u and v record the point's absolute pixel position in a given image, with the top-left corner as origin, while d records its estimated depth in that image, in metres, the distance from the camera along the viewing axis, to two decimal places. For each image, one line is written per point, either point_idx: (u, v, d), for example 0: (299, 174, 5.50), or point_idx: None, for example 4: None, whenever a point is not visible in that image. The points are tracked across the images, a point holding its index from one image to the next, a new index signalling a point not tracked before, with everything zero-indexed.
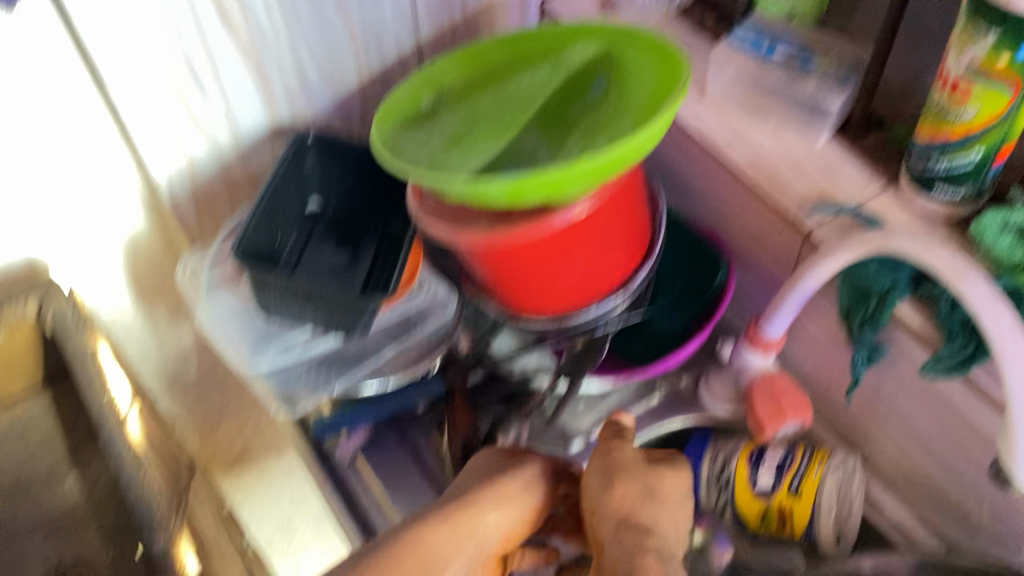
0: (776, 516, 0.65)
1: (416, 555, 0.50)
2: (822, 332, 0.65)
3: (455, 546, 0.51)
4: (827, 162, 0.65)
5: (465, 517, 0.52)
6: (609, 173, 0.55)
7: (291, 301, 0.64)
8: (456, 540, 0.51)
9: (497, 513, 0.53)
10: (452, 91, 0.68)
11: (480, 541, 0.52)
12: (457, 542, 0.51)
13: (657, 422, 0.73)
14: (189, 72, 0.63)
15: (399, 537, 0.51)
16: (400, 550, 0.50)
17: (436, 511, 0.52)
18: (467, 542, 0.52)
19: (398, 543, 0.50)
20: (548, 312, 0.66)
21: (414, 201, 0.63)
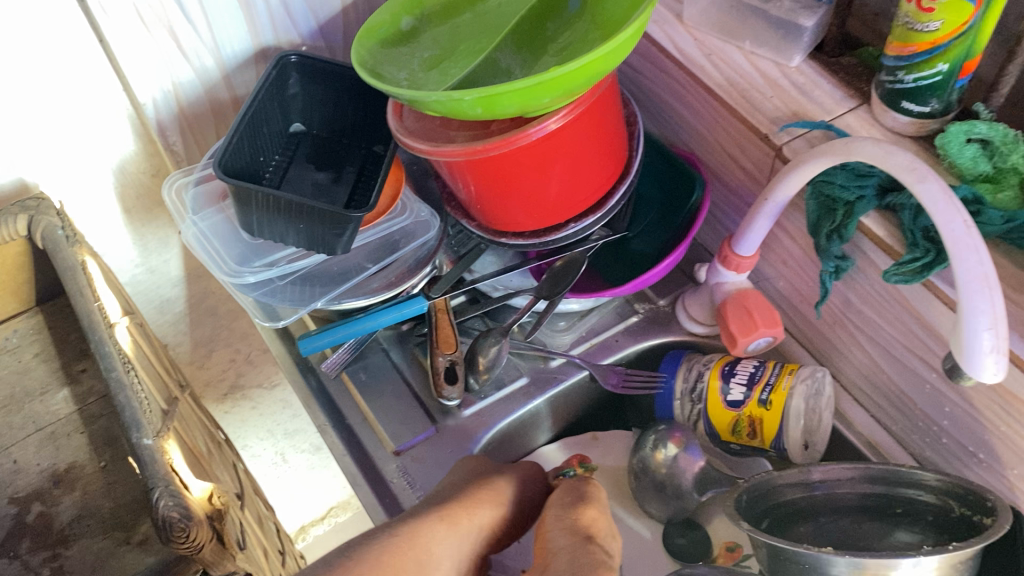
0: (746, 425, 0.67)
1: (414, 548, 0.51)
2: (795, 247, 0.66)
3: (450, 546, 0.53)
4: (802, 81, 0.65)
5: (463, 515, 0.55)
6: (581, 82, 0.55)
7: (277, 211, 0.63)
8: (453, 536, 0.54)
9: (486, 510, 0.57)
10: (433, 13, 0.68)
11: (472, 538, 0.55)
12: (452, 542, 0.54)
13: (635, 341, 0.75)
14: (177, 4, 0.65)
15: (396, 531, 0.52)
16: (395, 540, 0.51)
17: (430, 509, 0.54)
18: (458, 538, 0.54)
19: (393, 536, 0.51)
20: (530, 226, 0.68)
21: (395, 119, 0.64)
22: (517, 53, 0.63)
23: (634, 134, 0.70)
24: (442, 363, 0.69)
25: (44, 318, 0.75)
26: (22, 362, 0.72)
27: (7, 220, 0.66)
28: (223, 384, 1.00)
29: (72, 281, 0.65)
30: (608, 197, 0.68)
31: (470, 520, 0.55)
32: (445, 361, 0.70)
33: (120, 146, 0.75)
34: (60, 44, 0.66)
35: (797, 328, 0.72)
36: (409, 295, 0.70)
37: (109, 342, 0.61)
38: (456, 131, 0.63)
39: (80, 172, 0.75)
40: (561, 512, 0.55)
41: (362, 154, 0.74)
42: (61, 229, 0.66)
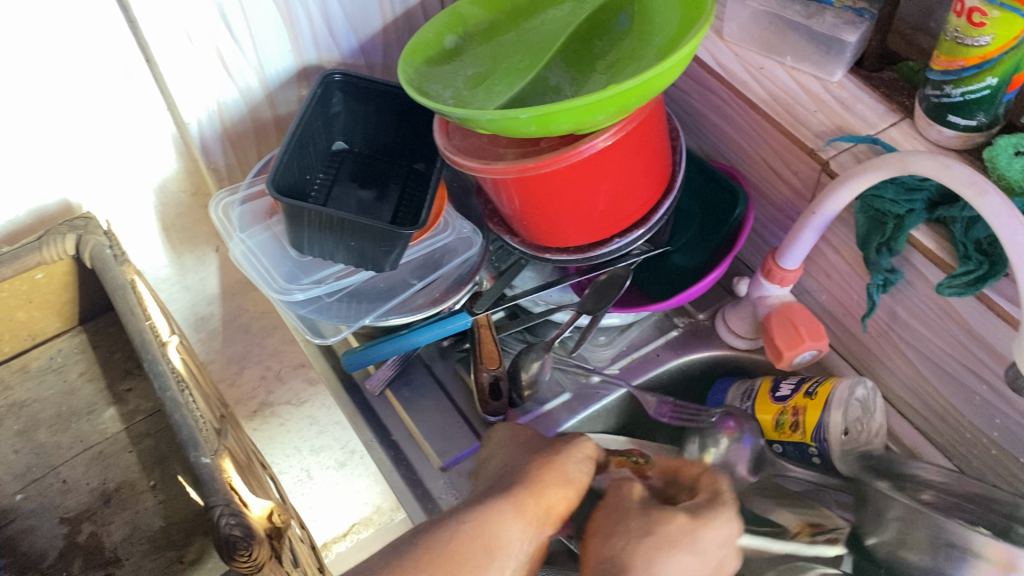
0: (789, 419, 0.67)
1: (483, 534, 0.49)
2: (839, 260, 0.66)
3: (519, 531, 0.50)
4: (844, 96, 0.66)
5: (532, 500, 0.51)
6: (635, 101, 0.56)
7: (329, 230, 0.63)
8: (521, 521, 0.50)
9: (557, 492, 0.53)
10: (476, 32, 0.68)
11: (542, 522, 0.52)
12: (522, 527, 0.50)
13: (676, 356, 0.75)
14: (223, 24, 0.65)
15: (463, 519, 0.49)
16: (462, 529, 0.49)
17: (497, 493, 0.52)
18: (527, 522, 0.51)
19: (459, 526, 0.49)
20: (574, 243, 0.68)
21: (441, 137, 0.65)
22: (566, 71, 0.63)
23: (678, 149, 0.70)
24: (486, 378, 0.70)
25: (88, 337, 0.75)
26: (68, 381, 0.73)
27: (56, 239, 0.66)
28: (253, 401, 0.85)
29: (123, 300, 0.65)
30: (653, 212, 0.69)
31: (540, 501, 0.52)
32: (488, 376, 0.70)
33: (161, 165, 0.75)
34: (109, 69, 0.66)
35: (840, 339, 0.72)
36: (452, 310, 0.70)
37: (162, 361, 0.62)
38: (505, 149, 0.63)
39: (122, 192, 0.76)
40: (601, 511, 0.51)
41: (404, 171, 0.74)
42: (109, 248, 0.67)
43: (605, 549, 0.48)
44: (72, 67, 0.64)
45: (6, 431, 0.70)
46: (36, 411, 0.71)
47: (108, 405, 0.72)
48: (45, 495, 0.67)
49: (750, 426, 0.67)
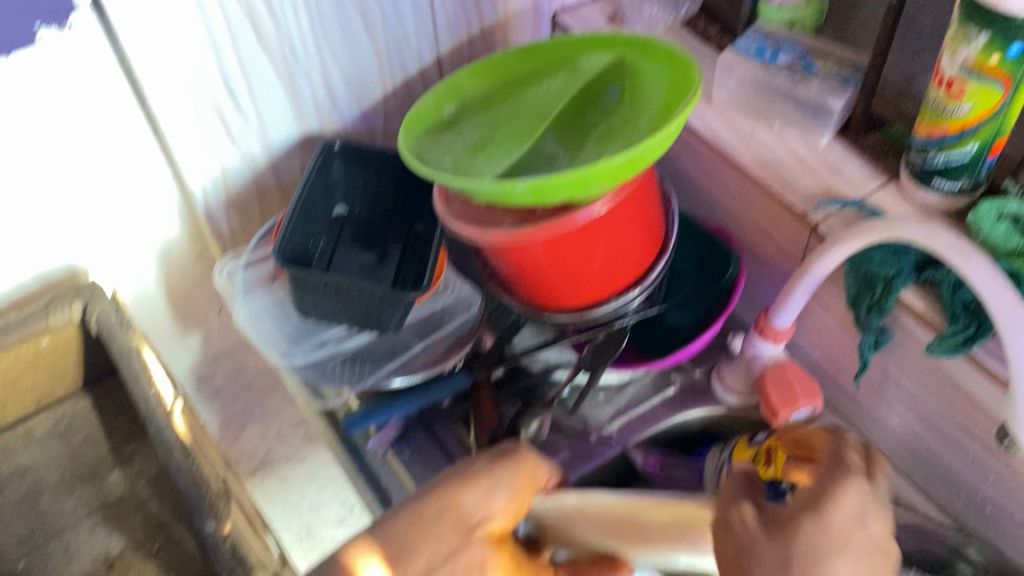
0: (764, 458, 0.67)
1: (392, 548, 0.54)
2: (832, 319, 0.68)
3: (430, 537, 0.54)
4: (831, 160, 0.68)
5: (434, 505, 0.55)
6: (628, 173, 0.58)
7: (332, 293, 0.64)
8: (427, 526, 0.54)
9: (475, 496, 0.56)
10: (472, 102, 0.71)
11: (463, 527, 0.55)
12: (434, 533, 0.54)
13: (673, 414, 0.76)
14: (227, 92, 0.67)
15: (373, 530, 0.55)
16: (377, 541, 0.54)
17: (413, 500, 0.56)
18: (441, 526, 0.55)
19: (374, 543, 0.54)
20: (571, 305, 0.69)
21: (440, 203, 0.66)
22: (559, 140, 0.66)
23: (669, 212, 0.72)
24: (484, 437, 0.71)
25: (92, 402, 0.75)
26: (73, 446, 0.73)
27: (62, 307, 0.68)
28: (254, 459, 0.94)
29: (128, 368, 0.67)
30: (648, 272, 0.69)
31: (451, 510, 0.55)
32: (487, 436, 0.71)
33: (166, 231, 0.76)
34: (118, 139, 0.68)
35: (834, 396, 0.74)
36: (450, 370, 0.71)
37: (166, 431, 0.64)
38: (503, 214, 0.65)
39: (127, 257, 0.76)
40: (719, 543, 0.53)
41: (404, 235, 0.73)
42: (115, 315, 0.68)
43: None
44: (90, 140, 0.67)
45: (11, 496, 0.71)
46: (40, 475, 0.72)
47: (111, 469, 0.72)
48: None
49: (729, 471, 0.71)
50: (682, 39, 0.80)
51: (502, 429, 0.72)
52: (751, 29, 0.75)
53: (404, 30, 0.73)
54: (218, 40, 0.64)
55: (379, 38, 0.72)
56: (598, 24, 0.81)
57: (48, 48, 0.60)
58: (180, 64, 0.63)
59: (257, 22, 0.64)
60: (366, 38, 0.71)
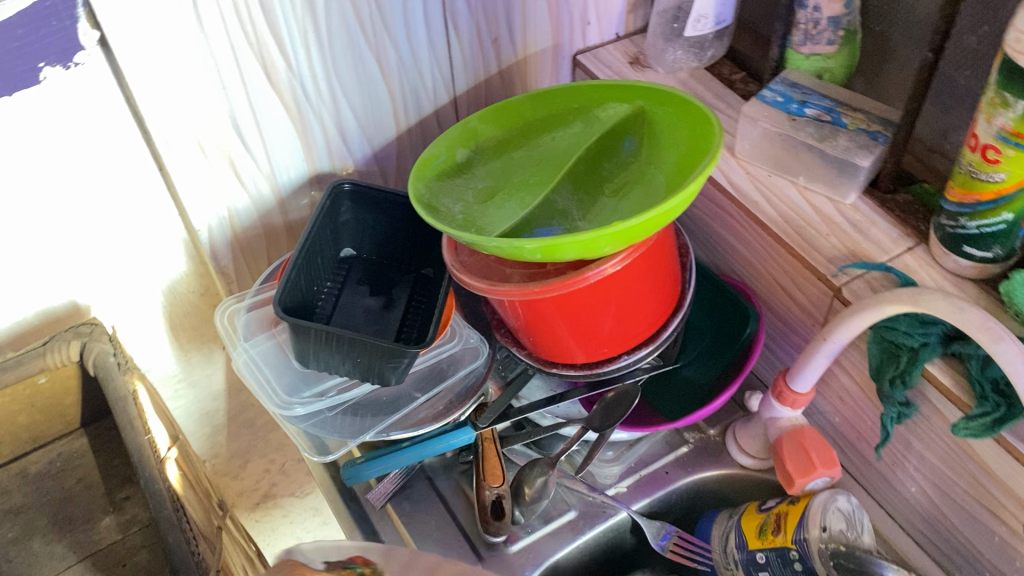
0: (774, 525, 0.67)
1: None
2: (854, 384, 0.65)
3: None
4: (857, 219, 0.65)
5: None
6: (641, 235, 0.55)
7: (334, 345, 0.63)
8: None
9: None
10: (488, 146, 0.68)
11: None
12: None
13: (686, 474, 0.74)
14: (235, 130, 0.66)
15: None
16: None
17: None
18: None
19: None
20: (581, 361, 0.67)
21: (449, 253, 0.65)
22: (574, 194, 0.63)
23: (688, 266, 0.69)
24: (488, 498, 0.68)
25: (89, 441, 0.74)
26: (66, 487, 0.71)
27: (60, 346, 0.67)
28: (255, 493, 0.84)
29: (123, 412, 0.66)
30: (659, 330, 0.67)
31: None
32: (491, 495, 0.68)
33: (170, 270, 0.75)
34: (122, 177, 0.66)
35: (854, 462, 0.70)
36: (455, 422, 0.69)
37: (158, 480, 0.62)
38: (512, 269, 0.63)
39: (131, 294, 0.75)
40: None
41: (411, 277, 0.74)
42: (114, 355, 0.67)
43: None
44: (92, 177, 0.65)
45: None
46: (31, 518, 0.70)
47: (103, 510, 0.70)
48: None
49: (734, 536, 0.70)
50: (707, 84, 0.78)
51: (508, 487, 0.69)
52: (778, 78, 0.73)
53: (420, 69, 0.71)
54: (227, 79, 0.62)
55: (394, 76, 0.70)
56: (620, 67, 0.79)
57: (54, 87, 0.58)
58: (189, 104, 0.62)
59: (266, 61, 0.63)
60: (380, 76, 0.69)
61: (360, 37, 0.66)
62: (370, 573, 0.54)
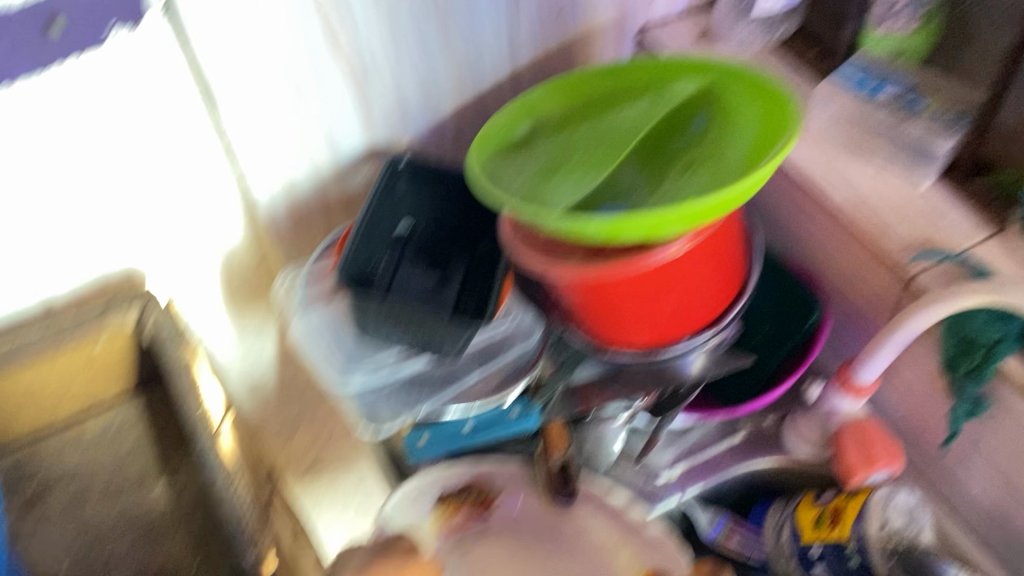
0: (830, 518, 0.66)
1: None
2: (921, 377, 0.63)
3: None
4: (931, 206, 0.63)
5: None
6: (710, 217, 0.53)
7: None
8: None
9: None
10: (549, 122, 0.67)
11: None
12: None
13: (739, 464, 0.72)
14: (297, 98, 0.65)
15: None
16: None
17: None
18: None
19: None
20: (639, 345, 0.66)
21: (507, 230, 0.64)
22: (639, 172, 0.62)
23: (751, 249, 0.68)
24: (557, 464, 0.69)
25: (141, 408, 0.74)
26: (120, 453, 0.71)
27: (118, 312, 0.69)
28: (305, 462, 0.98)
29: (175, 383, 0.66)
30: (722, 314, 0.65)
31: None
32: (558, 462, 0.69)
33: (227, 240, 0.75)
34: (181, 143, 0.65)
35: (916, 457, 0.68)
36: (520, 415, 0.68)
37: (210, 453, 0.63)
38: (572, 248, 0.62)
39: (188, 262, 0.75)
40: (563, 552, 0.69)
41: (467, 257, 0.68)
42: (169, 328, 0.69)
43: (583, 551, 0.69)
44: (151, 141, 0.64)
45: (54, 501, 0.69)
46: (83, 482, 0.70)
47: (155, 476, 0.70)
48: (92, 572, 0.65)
49: (788, 527, 0.69)
50: (776, 64, 0.75)
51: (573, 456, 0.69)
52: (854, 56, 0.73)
53: (482, 41, 0.70)
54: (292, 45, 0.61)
55: (456, 47, 0.69)
56: (686, 45, 0.77)
57: (120, 48, 0.58)
58: (251, 70, 0.61)
59: (331, 28, 0.62)
60: (442, 47, 0.68)
61: (425, 5, 0.64)
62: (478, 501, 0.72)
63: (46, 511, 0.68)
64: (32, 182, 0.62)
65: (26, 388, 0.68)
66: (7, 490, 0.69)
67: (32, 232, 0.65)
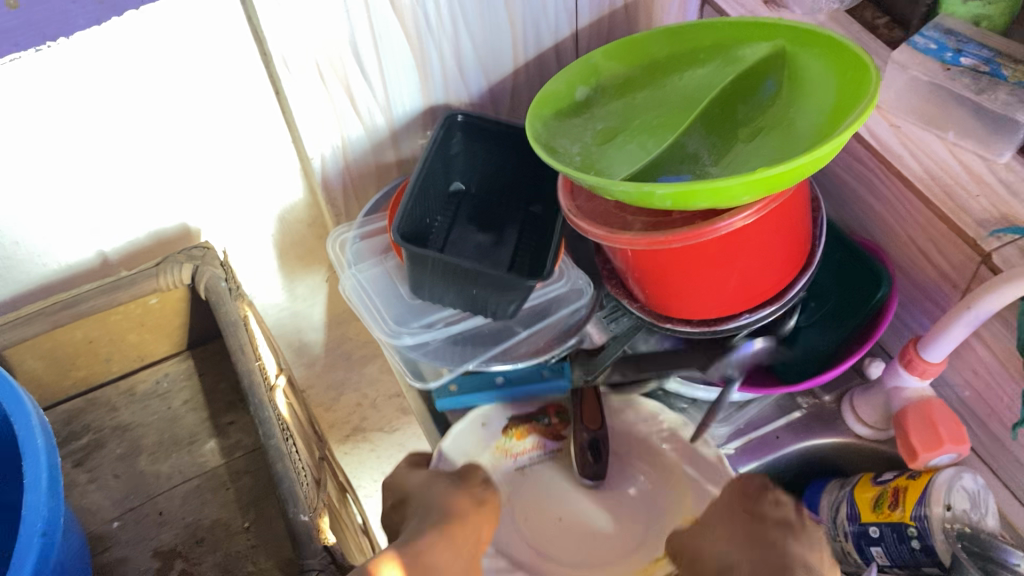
0: (890, 499, 0.64)
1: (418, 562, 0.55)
2: (993, 358, 0.61)
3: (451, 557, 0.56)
4: (1012, 181, 0.60)
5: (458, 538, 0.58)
6: (780, 184, 0.51)
7: (447, 277, 0.61)
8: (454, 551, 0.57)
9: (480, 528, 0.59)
10: (610, 85, 0.65)
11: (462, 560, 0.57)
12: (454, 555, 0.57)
13: (798, 441, 0.71)
14: (354, 56, 0.63)
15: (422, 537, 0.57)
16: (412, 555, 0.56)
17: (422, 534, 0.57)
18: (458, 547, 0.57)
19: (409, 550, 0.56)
20: (698, 317, 0.64)
21: (565, 196, 0.62)
22: (706, 138, 0.58)
23: (819, 221, 0.65)
24: (585, 439, 0.66)
25: (194, 363, 0.75)
26: (172, 408, 0.72)
27: (172, 268, 0.67)
28: (348, 426, 0.99)
29: (234, 336, 0.65)
30: (786, 289, 0.63)
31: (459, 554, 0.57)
32: (587, 436, 0.66)
33: (281, 200, 0.75)
34: (237, 97, 0.65)
35: (981, 439, 0.66)
36: (553, 371, 0.69)
37: (268, 407, 0.62)
38: (633, 216, 0.61)
39: (242, 219, 0.75)
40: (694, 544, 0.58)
41: (521, 214, 0.72)
42: (224, 281, 0.67)
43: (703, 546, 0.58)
44: (208, 95, 0.63)
45: (108, 454, 0.69)
46: (137, 435, 0.70)
47: (207, 433, 0.71)
48: (144, 524, 0.66)
49: (845, 507, 0.67)
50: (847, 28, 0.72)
51: (607, 434, 0.67)
52: (930, 23, 0.67)
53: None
54: (351, 2, 0.59)
55: (517, 6, 0.67)
56: (753, 7, 0.75)
57: (180, 3, 0.57)
58: (310, 27, 0.59)
59: None
60: (502, 6, 0.66)
61: None
62: (551, 428, 0.69)
63: (100, 463, 0.69)
64: (89, 135, 0.62)
65: (83, 339, 0.68)
66: (60, 444, 0.70)
67: (88, 183, 0.65)
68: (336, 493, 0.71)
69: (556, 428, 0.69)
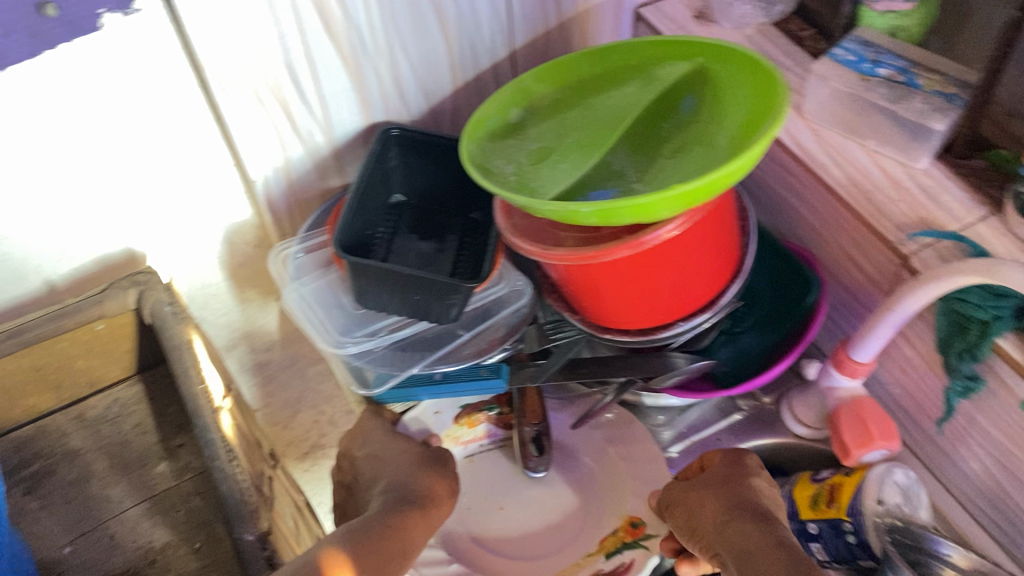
0: (828, 497, 0.66)
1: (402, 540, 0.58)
2: (917, 356, 0.63)
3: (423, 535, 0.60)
4: (929, 186, 0.62)
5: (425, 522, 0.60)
6: (699, 198, 0.53)
7: (387, 284, 0.63)
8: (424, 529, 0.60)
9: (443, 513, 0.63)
10: (543, 105, 0.67)
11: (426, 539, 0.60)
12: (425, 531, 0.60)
13: (739, 441, 0.73)
14: (292, 81, 0.65)
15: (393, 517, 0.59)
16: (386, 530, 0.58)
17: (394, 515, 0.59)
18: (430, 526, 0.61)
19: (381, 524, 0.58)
20: (635, 327, 0.66)
21: (502, 216, 0.64)
22: (630, 156, 0.61)
23: (746, 229, 0.67)
24: (529, 433, 0.72)
25: (143, 388, 0.76)
26: (123, 432, 0.73)
27: (117, 294, 0.68)
28: (305, 444, 1.00)
29: (179, 360, 0.66)
30: (719, 296, 0.65)
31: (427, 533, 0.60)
32: (531, 431, 0.72)
33: (226, 224, 0.76)
34: (179, 124, 0.66)
35: (912, 434, 0.69)
36: (491, 371, 0.71)
37: (213, 428, 0.63)
38: (566, 233, 0.62)
39: (188, 242, 0.75)
40: (693, 498, 0.62)
41: (460, 221, 0.74)
42: (168, 305, 0.68)
43: (700, 503, 0.61)
44: (148, 123, 0.64)
45: (59, 480, 0.69)
46: (87, 461, 0.71)
47: (157, 455, 0.72)
48: (97, 546, 0.67)
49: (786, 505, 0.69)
50: (773, 41, 0.75)
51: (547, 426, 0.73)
52: (851, 35, 0.70)
53: (477, 19, 0.70)
54: (285, 27, 0.61)
55: (452, 28, 0.69)
56: (684, 21, 0.78)
57: (114, 34, 0.57)
58: (245, 53, 0.61)
59: (323, 11, 0.61)
60: (437, 27, 0.68)
61: None
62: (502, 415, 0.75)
63: (52, 489, 0.69)
64: (29, 164, 0.62)
65: (33, 366, 0.69)
66: (9, 472, 0.70)
67: (29, 212, 0.65)
68: (287, 508, 0.73)
69: (506, 417, 0.75)
